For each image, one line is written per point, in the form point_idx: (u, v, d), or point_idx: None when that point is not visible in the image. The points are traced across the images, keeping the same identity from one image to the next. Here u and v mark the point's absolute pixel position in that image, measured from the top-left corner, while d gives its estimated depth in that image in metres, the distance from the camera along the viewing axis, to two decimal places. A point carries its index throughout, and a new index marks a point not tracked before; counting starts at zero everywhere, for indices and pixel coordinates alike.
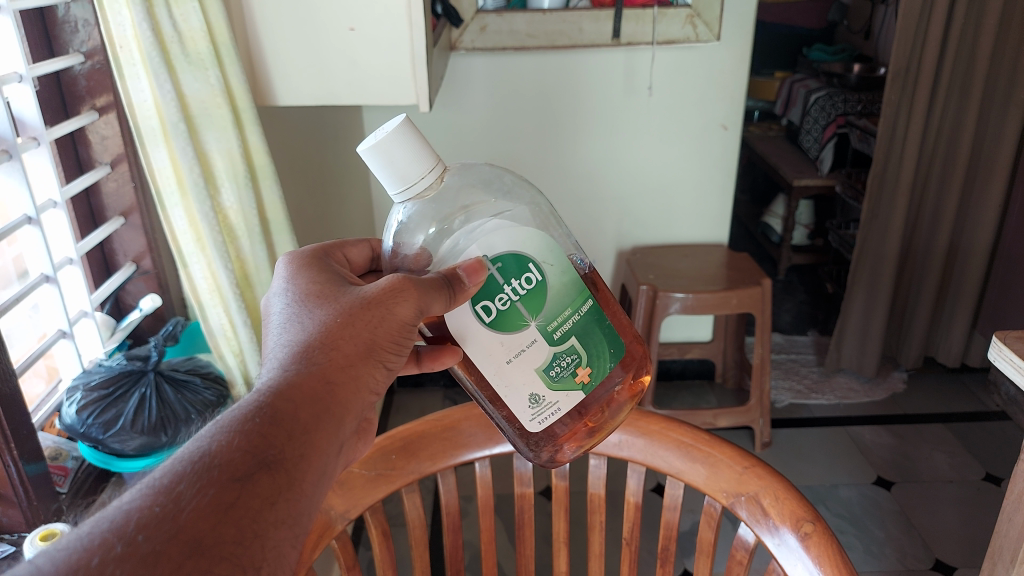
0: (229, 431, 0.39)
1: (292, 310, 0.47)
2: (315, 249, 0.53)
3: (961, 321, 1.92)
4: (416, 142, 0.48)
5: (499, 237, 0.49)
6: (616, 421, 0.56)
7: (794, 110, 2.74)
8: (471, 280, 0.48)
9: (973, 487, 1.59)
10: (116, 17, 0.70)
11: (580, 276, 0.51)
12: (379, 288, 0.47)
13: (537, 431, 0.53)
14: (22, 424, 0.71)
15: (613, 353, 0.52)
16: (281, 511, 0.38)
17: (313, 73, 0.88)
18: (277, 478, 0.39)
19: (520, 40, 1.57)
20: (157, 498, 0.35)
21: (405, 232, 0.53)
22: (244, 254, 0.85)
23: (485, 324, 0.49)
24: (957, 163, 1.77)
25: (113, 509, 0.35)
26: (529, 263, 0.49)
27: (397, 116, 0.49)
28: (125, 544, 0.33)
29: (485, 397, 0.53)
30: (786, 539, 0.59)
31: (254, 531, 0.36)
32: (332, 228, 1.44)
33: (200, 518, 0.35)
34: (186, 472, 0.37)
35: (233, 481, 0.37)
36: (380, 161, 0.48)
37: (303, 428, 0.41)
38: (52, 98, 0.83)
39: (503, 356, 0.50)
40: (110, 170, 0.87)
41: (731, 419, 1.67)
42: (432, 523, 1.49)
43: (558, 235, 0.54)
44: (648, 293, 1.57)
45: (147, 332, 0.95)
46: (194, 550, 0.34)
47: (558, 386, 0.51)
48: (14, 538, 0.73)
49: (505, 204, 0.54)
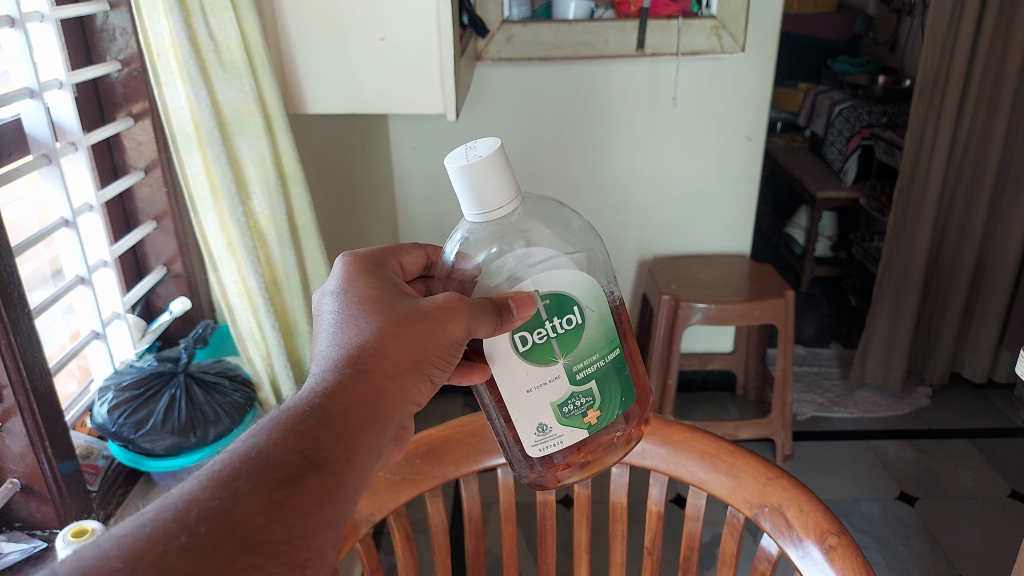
0: (284, 430, 0.40)
1: (346, 313, 0.49)
2: (371, 253, 0.54)
3: (988, 335, 1.89)
4: (503, 171, 0.49)
5: (552, 275, 0.49)
6: (611, 460, 0.57)
7: (818, 122, 2.72)
8: (520, 312, 0.48)
9: (999, 504, 1.57)
10: (154, 27, 0.71)
11: (614, 324, 0.52)
12: (434, 304, 0.48)
13: (535, 457, 0.53)
14: (56, 422, 0.73)
15: (623, 402, 0.53)
16: (327, 513, 0.39)
17: (342, 83, 0.90)
18: (324, 479, 0.39)
19: (545, 50, 1.58)
20: (215, 491, 0.37)
21: (467, 247, 0.54)
22: (274, 258, 0.86)
23: (518, 353, 0.50)
24: (985, 177, 1.75)
25: (173, 499, 0.37)
26: (572, 304, 0.50)
27: (492, 143, 0.50)
28: (186, 535, 0.35)
29: (498, 414, 0.53)
30: (809, 550, 0.59)
31: (302, 530, 0.37)
32: (357, 235, 1.46)
33: (254, 514, 0.36)
34: (243, 467, 0.38)
35: (285, 481, 0.38)
36: (466, 182, 0.49)
37: (352, 432, 0.42)
38: (89, 105, 0.84)
39: (524, 385, 0.50)
40: (144, 176, 0.89)
41: (752, 431, 1.66)
42: (453, 528, 1.50)
43: (602, 279, 0.55)
44: (669, 303, 1.58)
45: (176, 334, 0.97)
46: (246, 545, 0.35)
47: (566, 422, 0.52)
48: (46, 535, 0.75)
49: (565, 246, 0.55)
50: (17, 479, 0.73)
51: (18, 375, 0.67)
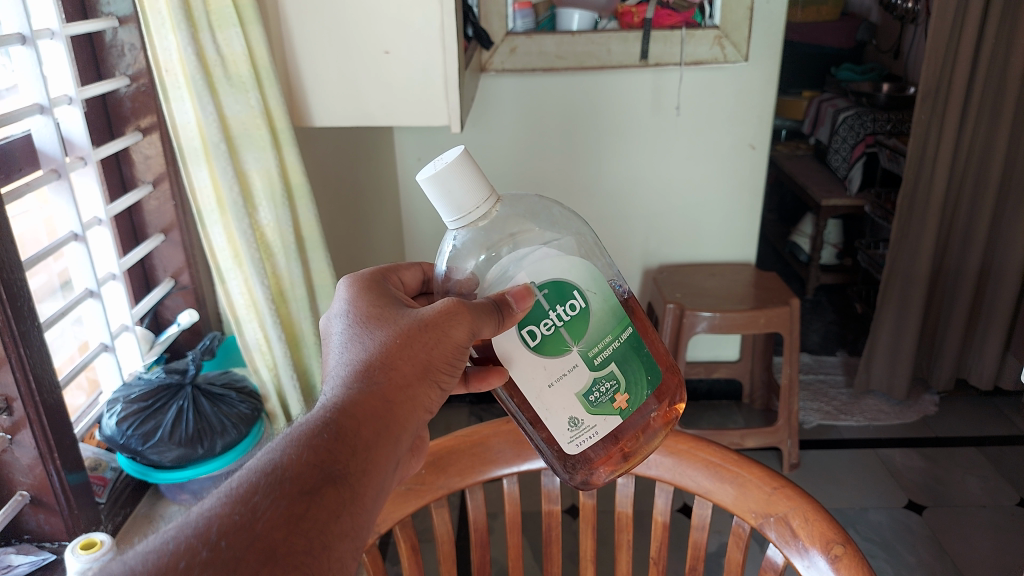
0: (299, 445, 0.41)
1: (352, 330, 0.49)
2: (374, 271, 0.55)
3: (994, 342, 1.88)
4: (472, 174, 0.50)
5: (545, 264, 0.50)
6: (651, 447, 0.57)
7: (822, 129, 2.72)
8: (520, 305, 0.49)
9: (1007, 512, 1.56)
10: (162, 43, 0.72)
11: (621, 304, 0.52)
12: (435, 311, 0.48)
13: (573, 454, 0.53)
14: (64, 434, 0.73)
15: (650, 381, 0.53)
16: (345, 524, 0.40)
17: (347, 95, 0.91)
18: (341, 491, 0.40)
19: (549, 61, 1.59)
20: (235, 506, 0.38)
21: (456, 258, 0.55)
22: (280, 270, 0.87)
23: (530, 348, 0.50)
24: (990, 182, 1.74)
25: (195, 516, 0.37)
26: (573, 290, 0.50)
27: (456, 148, 0.50)
28: (209, 550, 0.35)
29: (526, 418, 0.53)
30: (815, 560, 0.59)
31: (322, 541, 0.38)
32: (363, 247, 1.46)
33: (275, 527, 0.37)
34: (261, 483, 0.39)
35: (303, 494, 0.39)
36: (438, 191, 0.49)
37: (365, 445, 0.43)
38: (98, 120, 0.86)
39: (545, 381, 0.51)
40: (152, 189, 0.90)
41: (758, 439, 1.65)
42: (458, 539, 1.50)
43: (600, 263, 0.55)
44: (675, 311, 1.58)
45: (183, 346, 0.98)
46: (269, 557, 0.36)
47: (596, 411, 0.52)
48: (55, 546, 0.76)
49: (550, 234, 0.56)
50: (25, 491, 0.73)
51: (27, 388, 0.68)
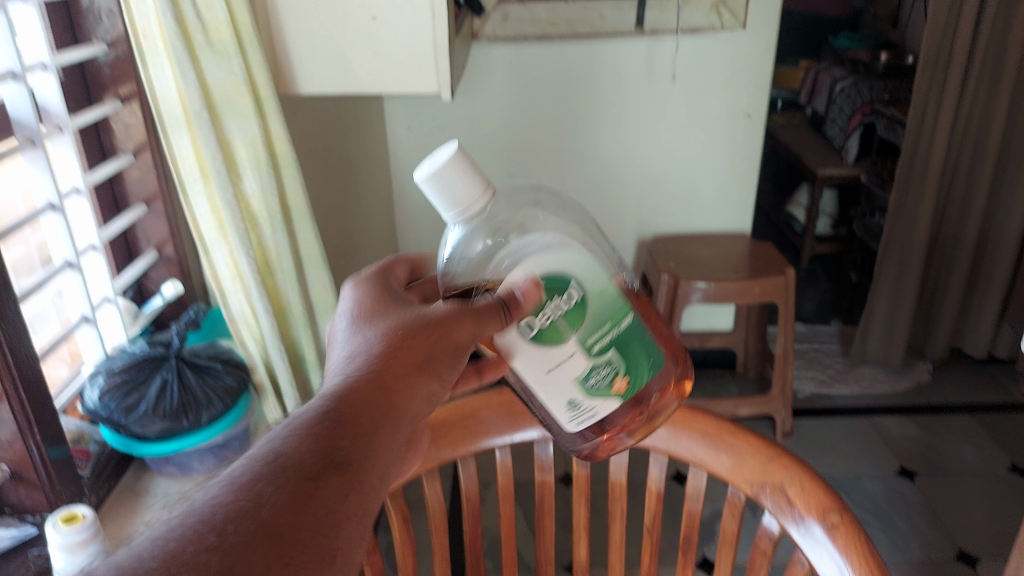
0: (301, 433, 0.40)
1: (354, 336, 0.49)
2: (373, 278, 0.54)
3: (990, 311, 1.87)
4: (469, 168, 0.48)
5: (541, 258, 0.46)
6: (655, 413, 0.56)
7: (818, 99, 2.62)
8: (528, 300, 0.46)
9: (1000, 480, 1.56)
10: (139, 6, 0.69)
11: (621, 288, 0.48)
12: (439, 315, 0.49)
13: (572, 431, 0.52)
14: (45, 409, 0.72)
15: (651, 364, 0.50)
16: (352, 506, 0.38)
17: (335, 61, 0.88)
18: (345, 476, 0.39)
19: (541, 28, 1.58)
20: (239, 493, 0.36)
21: (458, 250, 0.53)
22: (266, 241, 0.85)
23: (526, 339, 0.47)
24: (989, 152, 1.72)
25: (199, 504, 0.35)
26: (568, 281, 0.47)
27: (449, 144, 0.49)
28: (216, 536, 0.33)
29: (525, 393, 0.52)
30: (811, 529, 0.58)
31: (330, 525, 0.36)
32: (353, 217, 1.44)
33: (281, 514, 0.35)
34: (264, 471, 0.37)
35: (308, 480, 0.37)
36: (436, 189, 0.47)
37: (368, 432, 0.42)
38: (75, 87, 0.83)
39: (542, 368, 0.48)
40: (133, 158, 0.88)
41: (753, 408, 1.65)
42: (453, 510, 1.50)
43: (603, 247, 0.58)
44: (669, 282, 1.57)
45: (169, 318, 0.96)
46: (276, 542, 0.34)
47: (595, 395, 0.50)
48: (37, 520, 0.75)
49: (554, 219, 0.58)
50: (5, 466, 0.72)
51: (3, 362, 0.66)
